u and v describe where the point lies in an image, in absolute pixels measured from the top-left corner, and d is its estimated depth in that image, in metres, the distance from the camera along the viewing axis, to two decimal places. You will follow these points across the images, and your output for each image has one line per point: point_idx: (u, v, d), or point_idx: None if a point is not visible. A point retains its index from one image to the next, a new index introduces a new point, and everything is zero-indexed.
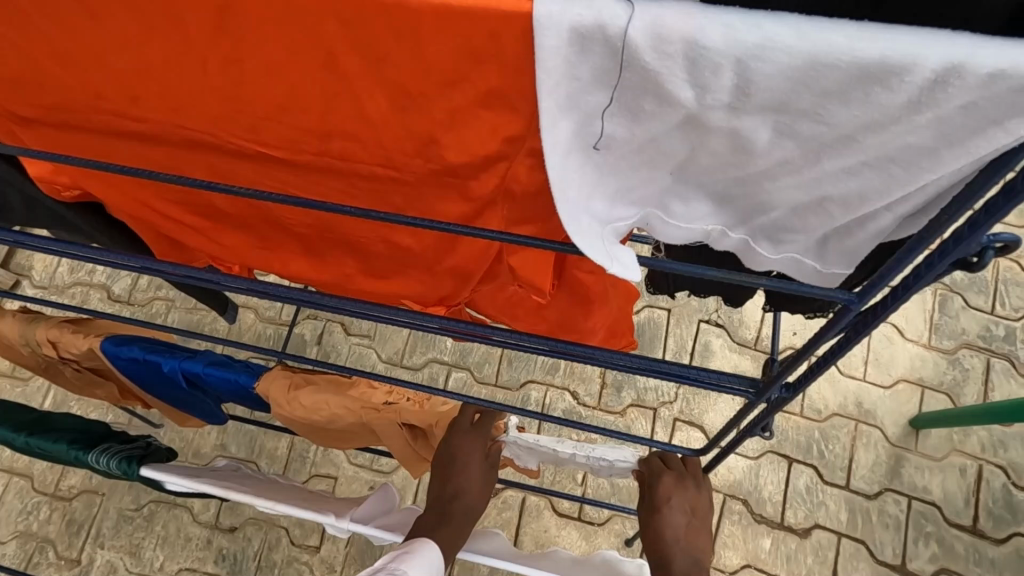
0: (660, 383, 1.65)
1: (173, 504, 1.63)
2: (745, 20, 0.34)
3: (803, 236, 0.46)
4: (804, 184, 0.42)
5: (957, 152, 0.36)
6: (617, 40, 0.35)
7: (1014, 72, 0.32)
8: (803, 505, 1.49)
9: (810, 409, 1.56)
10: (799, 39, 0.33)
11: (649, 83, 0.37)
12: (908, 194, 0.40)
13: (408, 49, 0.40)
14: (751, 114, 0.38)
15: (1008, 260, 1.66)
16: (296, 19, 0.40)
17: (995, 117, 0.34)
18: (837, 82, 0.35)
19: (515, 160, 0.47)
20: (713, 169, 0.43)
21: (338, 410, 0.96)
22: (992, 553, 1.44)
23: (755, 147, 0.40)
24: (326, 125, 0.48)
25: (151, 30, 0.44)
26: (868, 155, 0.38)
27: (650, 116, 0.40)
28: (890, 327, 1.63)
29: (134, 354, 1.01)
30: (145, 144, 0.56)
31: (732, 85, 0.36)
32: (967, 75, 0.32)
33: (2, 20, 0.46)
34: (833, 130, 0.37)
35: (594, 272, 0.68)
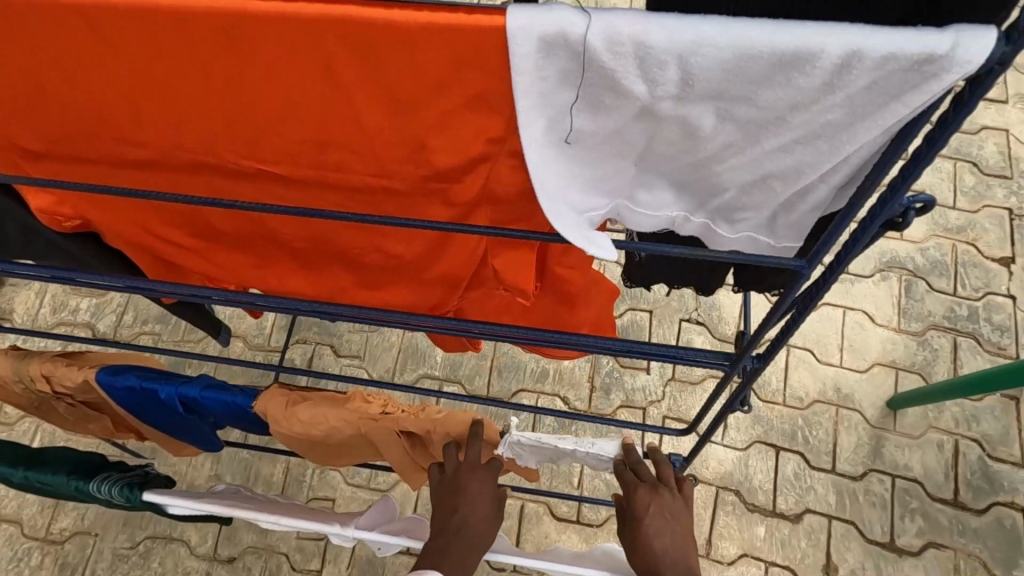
0: (647, 383, 1.70)
1: (170, 539, 1.61)
2: (681, 22, 0.39)
3: (754, 212, 0.51)
4: (749, 164, 0.47)
5: (868, 125, 0.42)
6: (578, 45, 0.40)
7: (905, 53, 0.37)
8: (793, 490, 1.54)
9: (792, 397, 1.62)
10: (729, 36, 0.38)
11: (606, 81, 0.42)
12: (836, 165, 0.45)
13: (399, 63, 0.44)
14: (696, 103, 0.43)
15: (965, 244, 1.76)
16: (296, 41, 0.44)
17: (893, 92, 0.39)
18: (764, 71, 0.40)
19: (498, 161, 0.51)
20: (670, 156, 0.48)
21: (337, 422, 0.98)
22: (975, 523, 1.49)
23: (702, 132, 0.45)
24: (326, 133, 0.52)
25: (158, 49, 0.47)
26: (797, 133, 0.44)
27: (610, 110, 0.45)
28: (861, 314, 1.71)
29: (129, 382, 1.02)
30: (150, 167, 0.60)
31: (677, 78, 0.41)
32: (866, 59, 0.38)
33: (18, 57, 0.50)
34: (766, 112, 0.43)
35: (575, 267, 0.73)
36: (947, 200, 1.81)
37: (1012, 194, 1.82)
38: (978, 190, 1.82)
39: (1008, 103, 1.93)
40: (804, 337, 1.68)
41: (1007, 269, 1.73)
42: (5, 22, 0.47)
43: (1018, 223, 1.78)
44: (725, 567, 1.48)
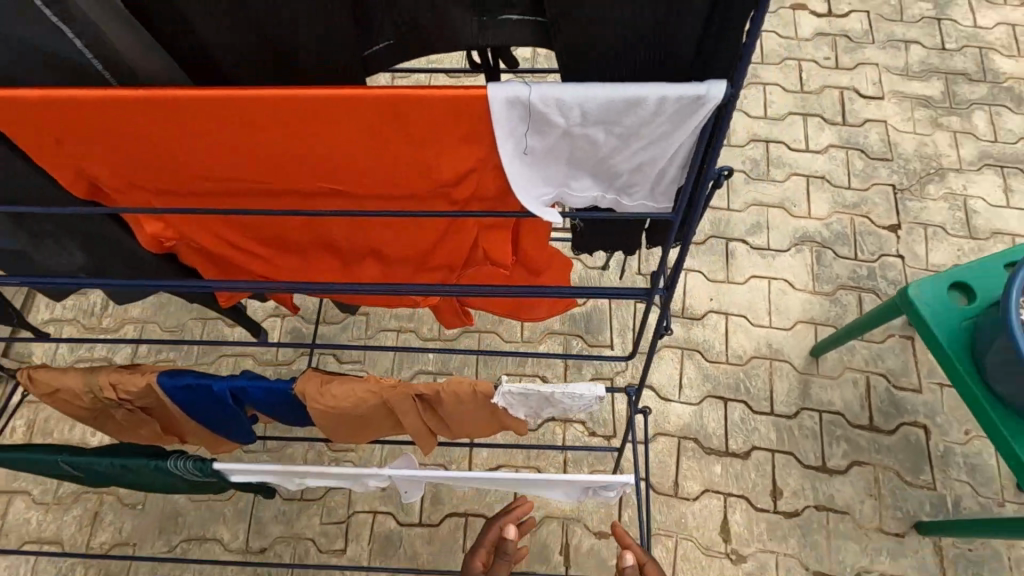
0: (612, 357, 1.98)
1: (204, 539, 1.80)
2: (555, 88, 0.59)
3: (641, 189, 0.72)
4: (624, 162, 0.68)
5: (682, 136, 0.63)
6: (502, 102, 0.60)
7: (687, 97, 0.58)
8: (740, 432, 1.84)
9: (733, 357, 1.94)
10: (587, 93, 0.59)
11: (522, 122, 0.63)
12: (674, 158, 0.67)
13: (406, 117, 0.64)
14: (581, 131, 0.63)
15: (861, 216, 2.13)
16: (335, 108, 0.63)
17: (688, 118, 0.60)
18: (613, 111, 0.60)
19: (480, 172, 0.71)
20: (578, 160, 0.69)
21: (362, 393, 1.22)
22: (888, 441, 1.80)
23: (592, 145, 0.66)
24: (352, 162, 0.71)
25: (235, 118, 0.66)
26: (645, 144, 0.65)
27: (531, 138, 0.65)
28: (783, 282, 2.04)
29: (187, 381, 1.24)
30: (219, 192, 0.80)
31: (566, 118, 0.61)
32: (668, 101, 0.59)
33: (131, 128, 0.69)
34: (623, 133, 0.64)
35: (539, 246, 0.86)
36: (844, 182, 2.18)
37: (895, 172, 2.19)
38: (867, 171, 2.20)
39: (884, 99, 2.33)
40: (738, 306, 2.01)
41: (896, 234, 2.09)
42: (126, 107, 0.66)
43: (902, 195, 2.15)
44: (691, 502, 1.76)
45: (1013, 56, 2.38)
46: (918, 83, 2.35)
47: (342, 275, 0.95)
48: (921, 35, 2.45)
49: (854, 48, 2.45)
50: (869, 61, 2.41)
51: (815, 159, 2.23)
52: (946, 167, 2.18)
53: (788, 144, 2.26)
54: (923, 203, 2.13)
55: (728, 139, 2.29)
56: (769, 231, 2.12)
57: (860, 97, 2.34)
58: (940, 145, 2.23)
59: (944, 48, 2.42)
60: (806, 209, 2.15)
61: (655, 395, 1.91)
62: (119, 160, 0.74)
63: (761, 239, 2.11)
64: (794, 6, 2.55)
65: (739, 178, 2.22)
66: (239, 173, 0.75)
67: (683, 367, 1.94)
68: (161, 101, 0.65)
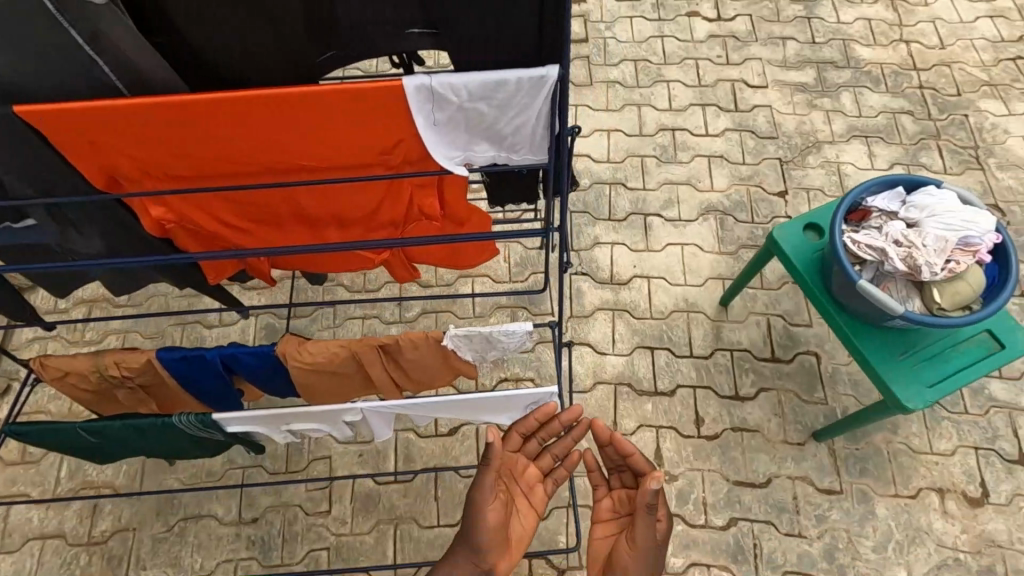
0: (554, 322, 2.27)
1: (200, 516, 1.98)
2: (447, 78, 0.87)
3: (523, 147, 1.01)
4: (506, 129, 0.96)
5: (539, 106, 0.91)
6: (411, 90, 0.87)
7: (535, 79, 0.87)
8: (666, 374, 2.15)
9: (656, 313, 2.27)
10: (467, 81, 0.87)
11: (428, 103, 0.90)
12: (539, 123, 0.95)
13: (355, 104, 0.89)
14: (470, 107, 0.91)
15: (755, 186, 2.50)
16: (301, 100, 0.89)
17: (540, 93, 0.89)
18: (488, 92, 0.89)
19: (410, 143, 0.97)
20: (474, 129, 0.96)
21: (334, 348, 1.47)
22: (787, 368, 2.15)
23: (481, 117, 0.93)
24: (314, 142, 0.97)
25: (228, 114, 0.90)
26: (516, 114, 0.93)
27: (436, 115, 0.92)
28: (694, 247, 2.39)
29: (183, 354, 1.46)
30: (210, 172, 1.03)
31: (457, 98, 0.89)
32: (523, 83, 0.87)
33: (143, 124, 0.92)
34: (499, 108, 0.92)
35: (458, 198, 1.12)
36: (739, 159, 2.56)
37: (780, 148, 2.58)
38: (758, 149, 2.58)
39: (768, 87, 2.73)
40: (657, 270, 2.35)
41: (784, 199, 2.47)
42: (145, 108, 0.89)
43: (788, 166, 2.54)
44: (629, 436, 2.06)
45: (870, 45, 2.82)
46: (795, 72, 2.76)
47: (313, 238, 1.20)
48: (795, 32, 2.87)
49: (741, 46, 2.85)
50: (754, 57, 2.81)
51: (714, 142, 2.60)
52: (822, 140, 2.58)
53: (691, 131, 2.64)
54: (804, 171, 2.52)
55: (640, 131, 2.65)
56: (680, 205, 2.47)
57: (748, 87, 2.73)
58: (816, 123, 2.63)
59: (814, 42, 2.84)
60: (709, 184, 2.51)
61: (592, 350, 2.21)
62: (132, 150, 0.97)
63: (673, 212, 2.46)
64: (689, 14, 2.95)
65: (652, 163, 2.57)
66: (232, 158, 1.00)
67: (615, 325, 2.25)
68: (167, 105, 0.88)
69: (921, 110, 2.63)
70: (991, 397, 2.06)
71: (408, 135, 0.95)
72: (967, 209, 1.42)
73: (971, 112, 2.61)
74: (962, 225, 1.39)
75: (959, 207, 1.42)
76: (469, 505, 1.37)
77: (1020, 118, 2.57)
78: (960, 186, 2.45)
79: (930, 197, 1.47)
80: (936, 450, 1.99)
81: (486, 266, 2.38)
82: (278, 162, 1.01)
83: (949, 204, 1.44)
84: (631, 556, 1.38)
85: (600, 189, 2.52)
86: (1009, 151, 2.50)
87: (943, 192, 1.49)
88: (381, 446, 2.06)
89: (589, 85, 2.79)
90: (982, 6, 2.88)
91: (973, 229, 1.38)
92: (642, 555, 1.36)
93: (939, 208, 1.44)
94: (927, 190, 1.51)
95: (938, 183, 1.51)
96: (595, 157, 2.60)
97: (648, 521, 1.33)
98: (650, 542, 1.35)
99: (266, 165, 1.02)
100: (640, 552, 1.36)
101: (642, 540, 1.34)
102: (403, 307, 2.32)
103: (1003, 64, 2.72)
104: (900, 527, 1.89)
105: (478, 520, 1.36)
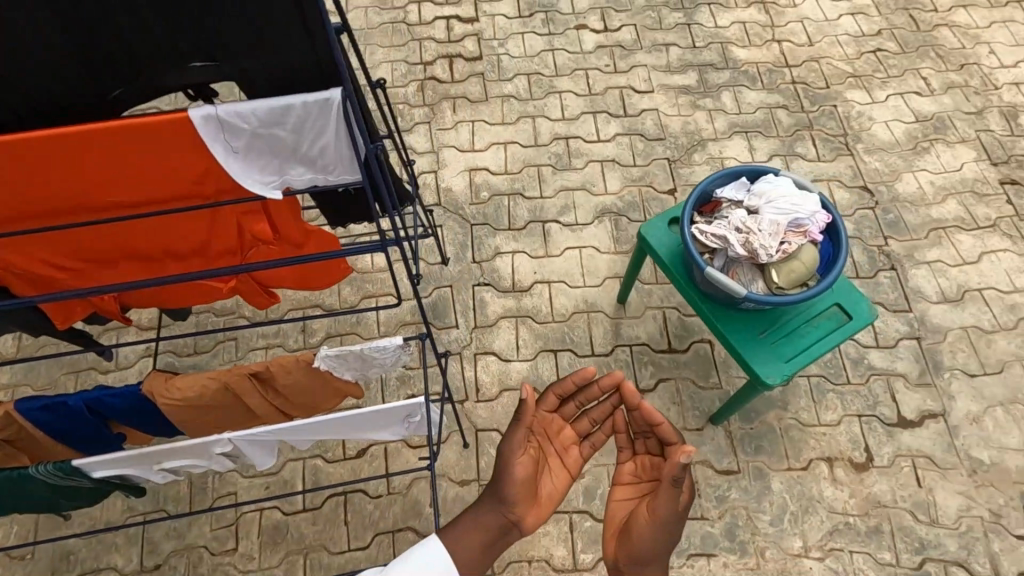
0: (459, 334, 2.30)
1: (98, 570, 1.91)
2: (231, 107, 0.89)
3: (335, 168, 1.04)
4: (310, 151, 0.99)
5: (334, 128, 0.95)
6: (198, 121, 0.90)
7: (320, 103, 0.91)
8: (569, 375, 2.21)
9: (558, 316, 2.33)
10: (251, 109, 0.90)
11: (220, 133, 0.92)
12: (342, 145, 0.98)
13: (148, 138, 0.91)
14: (264, 133, 0.94)
15: (646, 186, 2.61)
16: (91, 140, 0.89)
17: (329, 115, 0.93)
18: (277, 118, 0.92)
19: (219, 171, 0.99)
20: (279, 154, 0.99)
21: (204, 381, 1.45)
22: (684, 358, 2.23)
23: (280, 142, 0.96)
24: (120, 176, 0.97)
25: (17, 161, 0.90)
26: (314, 137, 0.96)
27: (233, 143, 0.95)
28: (592, 249, 2.47)
29: (43, 403, 1.41)
30: (19, 217, 1.02)
31: (246, 125, 0.92)
32: (309, 107, 0.91)
33: None
34: (294, 132, 0.95)
35: (290, 219, 1.14)
36: (630, 162, 2.66)
37: (668, 148, 2.70)
38: (647, 151, 2.69)
39: (654, 92, 2.86)
40: (557, 274, 2.41)
41: (673, 196, 2.58)
42: None
43: (676, 165, 2.66)
44: None
45: (746, 46, 2.99)
46: (678, 76, 2.90)
47: (147, 271, 1.21)
48: (677, 38, 3.03)
49: (627, 54, 2.98)
50: (640, 64, 2.95)
51: (606, 147, 2.71)
52: (706, 139, 2.72)
53: (584, 138, 2.74)
54: (691, 169, 2.65)
55: (535, 141, 2.73)
56: (576, 209, 2.55)
57: (636, 93, 2.86)
58: (699, 122, 2.77)
59: (694, 46, 3.00)
60: (603, 188, 2.61)
61: (497, 358, 2.25)
62: None
63: (570, 217, 2.53)
64: (577, 27, 3.08)
65: (548, 171, 2.65)
66: (42, 200, 0.99)
67: (518, 332, 2.30)
68: None
69: (794, 103, 2.80)
70: (869, 367, 2.19)
71: (211, 163, 0.97)
72: (798, 192, 1.54)
73: (838, 102, 2.79)
74: (792, 209, 1.50)
75: (792, 192, 1.53)
76: (505, 461, 1.44)
77: (882, 105, 2.77)
78: (833, 172, 2.61)
79: (767, 184, 1.58)
80: (823, 421, 2.10)
81: (389, 285, 2.40)
82: (88, 200, 1.01)
83: (784, 189, 1.54)
84: (650, 524, 1.38)
85: (499, 201, 2.58)
86: (874, 136, 2.69)
87: (778, 179, 1.60)
88: (287, 476, 2.03)
89: (485, 100, 2.86)
90: (844, 4, 3.10)
91: (802, 211, 1.50)
92: (658, 523, 1.37)
93: (774, 193, 1.54)
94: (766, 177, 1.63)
95: (775, 171, 1.62)
96: (492, 169, 2.66)
97: (671, 491, 1.34)
98: (669, 511, 1.35)
99: (77, 204, 1.01)
100: (657, 520, 1.37)
101: (662, 509, 1.35)
102: (306, 333, 2.31)
103: (865, 56, 2.93)
104: (794, 499, 1.98)
105: (506, 474, 1.43)
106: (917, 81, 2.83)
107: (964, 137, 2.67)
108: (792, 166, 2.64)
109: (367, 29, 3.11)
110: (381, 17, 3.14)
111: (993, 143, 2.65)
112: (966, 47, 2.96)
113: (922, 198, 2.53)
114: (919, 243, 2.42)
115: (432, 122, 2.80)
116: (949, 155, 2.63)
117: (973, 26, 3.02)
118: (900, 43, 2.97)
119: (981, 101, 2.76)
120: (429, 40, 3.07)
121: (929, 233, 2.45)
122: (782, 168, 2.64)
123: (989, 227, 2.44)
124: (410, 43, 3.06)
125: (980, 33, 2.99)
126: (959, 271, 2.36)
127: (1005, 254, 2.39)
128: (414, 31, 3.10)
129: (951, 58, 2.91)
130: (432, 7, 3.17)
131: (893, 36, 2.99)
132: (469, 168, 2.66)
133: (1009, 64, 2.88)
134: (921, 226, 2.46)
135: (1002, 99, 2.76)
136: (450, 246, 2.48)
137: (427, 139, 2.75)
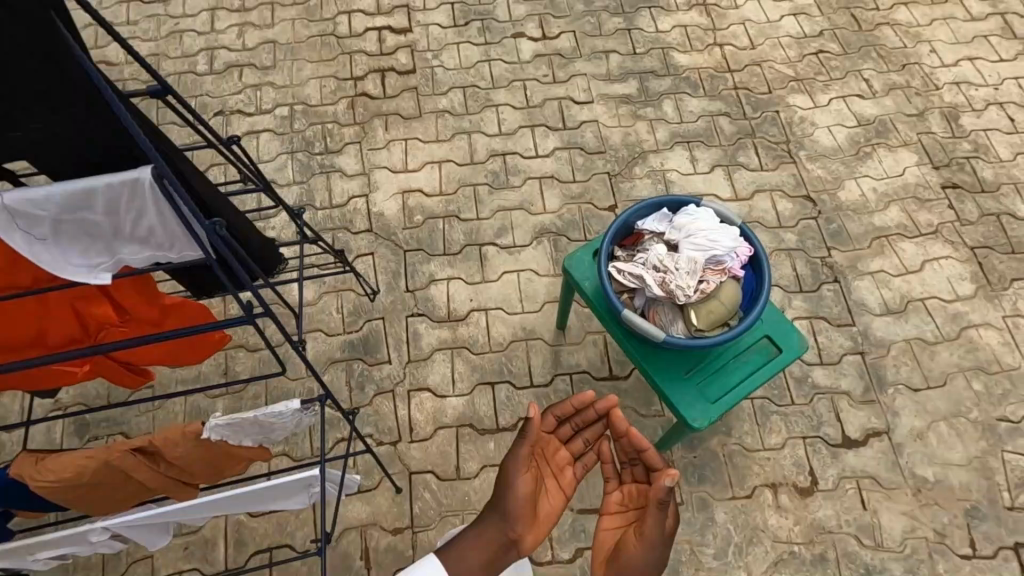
0: (392, 370, 2.19)
1: None
2: (23, 194, 0.80)
3: (172, 250, 0.93)
4: (134, 234, 0.89)
5: (151, 206, 0.85)
6: None
7: (124, 180, 0.82)
8: (507, 408, 2.12)
9: (495, 345, 2.24)
10: (46, 193, 0.80)
11: (17, 221, 0.82)
12: (167, 221, 0.88)
13: None
14: (71, 218, 0.84)
15: (586, 203, 2.52)
16: None
17: (139, 192, 0.83)
18: (80, 201, 0.82)
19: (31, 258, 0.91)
20: (98, 242, 0.88)
21: (80, 460, 1.32)
22: (625, 385, 2.16)
23: (95, 226, 0.86)
24: None
25: None
26: (131, 218, 0.86)
27: (39, 232, 0.84)
28: (530, 272, 2.37)
29: None
30: None
31: (46, 211, 0.82)
32: (114, 186, 0.82)
33: None
34: (105, 214, 0.85)
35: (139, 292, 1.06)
36: (569, 178, 2.57)
37: (608, 162, 2.61)
38: (587, 165, 2.60)
39: (594, 102, 2.77)
40: (494, 300, 2.31)
41: (614, 213, 2.50)
42: None
43: (616, 179, 2.57)
44: (472, 480, 2.02)
45: (687, 51, 2.91)
46: (618, 84, 2.81)
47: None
48: (616, 45, 2.93)
49: (566, 63, 2.87)
50: (579, 73, 2.84)
51: (544, 162, 2.60)
52: (647, 150, 2.63)
53: (521, 153, 2.63)
54: (632, 183, 2.56)
55: (471, 159, 2.61)
56: (514, 230, 2.45)
57: (575, 104, 2.76)
58: (640, 133, 2.68)
59: (635, 53, 2.90)
60: (542, 206, 2.51)
61: (432, 395, 2.15)
62: None
63: (507, 239, 2.43)
64: (515, 35, 2.96)
65: (484, 190, 2.54)
66: None
67: (454, 365, 2.20)
68: None
69: (736, 110, 2.73)
70: (813, 385, 2.14)
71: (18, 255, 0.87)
72: (718, 226, 1.46)
73: (781, 108, 2.73)
74: (710, 246, 1.42)
75: (711, 226, 1.45)
76: (511, 477, 1.53)
77: (824, 109, 2.72)
78: (775, 181, 2.55)
79: (687, 216, 1.49)
80: (768, 445, 2.04)
81: (318, 320, 2.27)
82: None
83: (704, 223, 1.46)
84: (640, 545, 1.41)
85: (433, 224, 2.47)
86: (817, 142, 2.64)
87: (700, 209, 1.51)
88: (208, 534, 1.91)
89: (419, 117, 2.73)
90: (785, 5, 3.04)
91: (720, 248, 1.42)
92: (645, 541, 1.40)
93: (694, 227, 1.46)
94: (688, 207, 1.54)
95: (696, 202, 1.54)
96: (426, 190, 2.54)
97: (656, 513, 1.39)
98: (655, 533, 1.39)
99: None
100: (644, 539, 1.40)
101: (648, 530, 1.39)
102: (229, 377, 2.17)
103: (807, 59, 2.87)
104: (738, 529, 1.93)
105: (507, 491, 1.52)
106: (858, 84, 2.78)
107: (906, 141, 2.62)
108: (734, 176, 2.56)
109: (294, 43, 2.95)
110: (309, 30, 2.99)
111: (934, 145, 2.61)
112: (908, 46, 2.91)
113: (864, 206, 2.48)
114: (862, 253, 2.38)
115: (363, 141, 2.67)
116: (891, 160, 2.58)
117: (914, 23, 2.98)
118: (842, 44, 2.92)
119: (922, 102, 2.72)
120: (360, 53, 2.92)
121: (872, 242, 2.40)
122: (725, 178, 2.56)
123: (931, 234, 2.41)
124: (339, 57, 2.91)
125: (921, 31, 2.95)
126: (902, 281, 2.31)
127: (948, 261, 2.35)
128: (344, 44, 2.94)
129: (893, 58, 2.86)
130: (363, 18, 3.02)
131: (835, 37, 2.94)
132: (402, 189, 2.54)
133: (950, 63, 2.84)
134: (864, 235, 2.42)
135: (943, 100, 2.73)
136: (382, 275, 2.36)
137: (358, 161, 2.62)
